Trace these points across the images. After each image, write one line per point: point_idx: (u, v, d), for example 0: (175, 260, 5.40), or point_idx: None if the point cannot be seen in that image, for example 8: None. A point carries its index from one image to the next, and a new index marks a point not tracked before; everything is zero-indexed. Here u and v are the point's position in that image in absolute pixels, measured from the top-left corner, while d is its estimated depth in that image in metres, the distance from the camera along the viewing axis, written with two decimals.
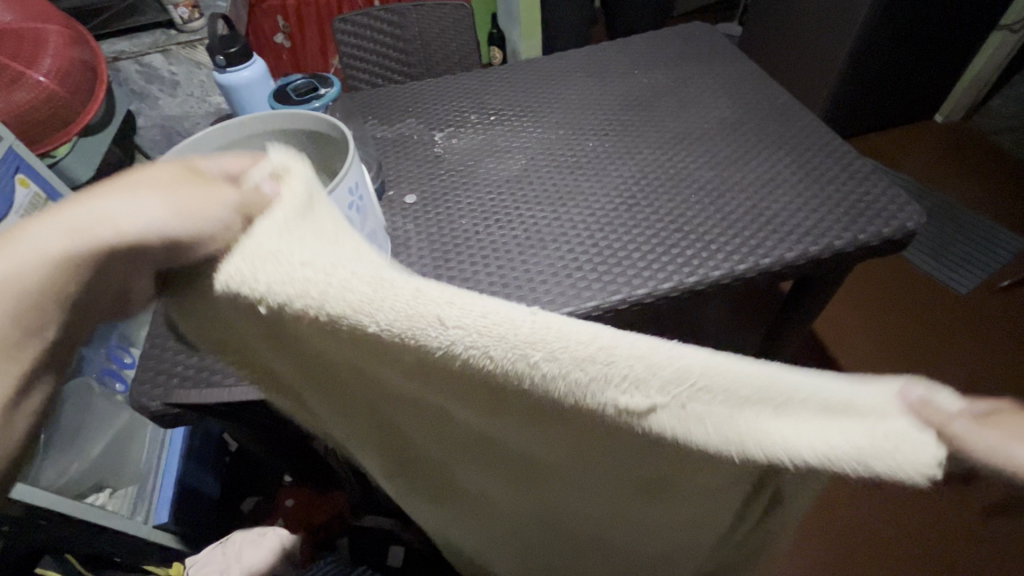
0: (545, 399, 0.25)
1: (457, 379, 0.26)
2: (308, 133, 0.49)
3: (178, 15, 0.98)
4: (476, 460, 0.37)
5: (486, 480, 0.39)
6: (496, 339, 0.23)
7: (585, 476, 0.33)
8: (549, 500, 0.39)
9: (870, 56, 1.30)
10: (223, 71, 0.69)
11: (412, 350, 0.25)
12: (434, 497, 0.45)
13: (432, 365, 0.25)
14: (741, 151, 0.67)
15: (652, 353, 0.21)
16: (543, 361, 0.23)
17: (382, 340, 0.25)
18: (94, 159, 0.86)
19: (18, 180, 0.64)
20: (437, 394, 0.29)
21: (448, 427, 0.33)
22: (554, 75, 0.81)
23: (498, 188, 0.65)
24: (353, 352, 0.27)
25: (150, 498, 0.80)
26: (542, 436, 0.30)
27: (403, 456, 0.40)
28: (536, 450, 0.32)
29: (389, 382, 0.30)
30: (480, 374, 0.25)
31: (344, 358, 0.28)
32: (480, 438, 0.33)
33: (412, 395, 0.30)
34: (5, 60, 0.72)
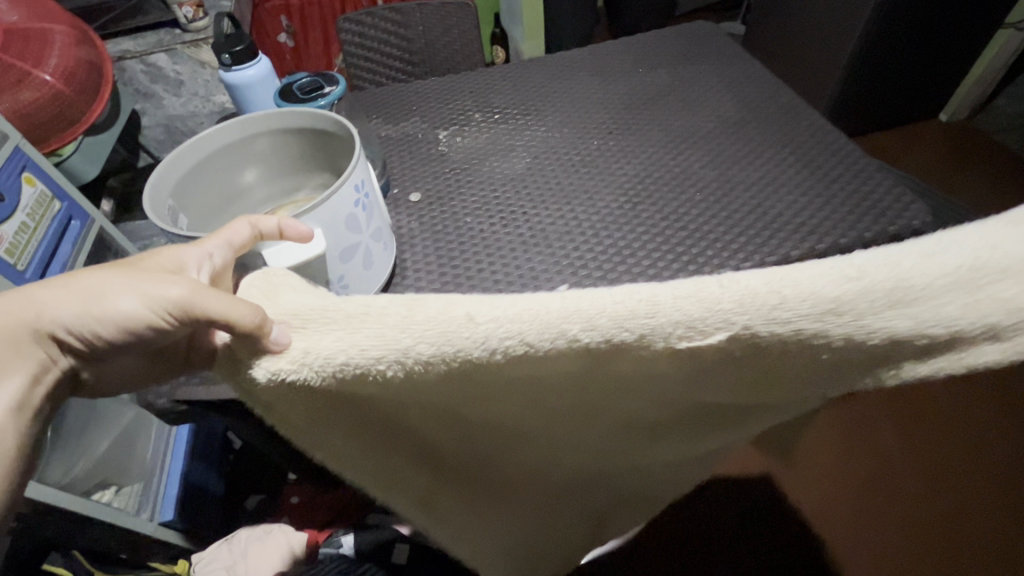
0: (577, 361, 0.28)
1: (501, 369, 0.29)
2: (312, 132, 0.50)
3: (182, 14, 0.98)
4: (500, 442, 0.40)
5: (520, 458, 0.42)
6: (538, 326, 0.26)
7: (612, 419, 0.37)
8: (578, 454, 0.42)
9: (875, 55, 1.30)
10: (229, 70, 0.69)
11: (452, 345, 0.27)
12: (471, 507, 0.47)
13: (462, 368, 0.28)
14: (746, 149, 0.67)
15: (695, 287, 0.26)
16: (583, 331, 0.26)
17: (437, 353, 0.27)
18: (98, 158, 0.86)
19: (25, 179, 0.65)
20: (469, 391, 0.31)
21: (473, 421, 0.36)
22: (558, 74, 0.81)
23: (503, 187, 0.65)
24: (402, 383, 0.29)
25: (156, 496, 0.80)
26: (572, 395, 0.33)
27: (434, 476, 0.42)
28: (565, 411, 0.35)
29: (436, 396, 0.31)
30: (522, 360, 0.28)
31: (387, 387, 0.30)
32: (507, 418, 0.36)
33: (442, 399, 0.33)
34: (11, 60, 0.72)
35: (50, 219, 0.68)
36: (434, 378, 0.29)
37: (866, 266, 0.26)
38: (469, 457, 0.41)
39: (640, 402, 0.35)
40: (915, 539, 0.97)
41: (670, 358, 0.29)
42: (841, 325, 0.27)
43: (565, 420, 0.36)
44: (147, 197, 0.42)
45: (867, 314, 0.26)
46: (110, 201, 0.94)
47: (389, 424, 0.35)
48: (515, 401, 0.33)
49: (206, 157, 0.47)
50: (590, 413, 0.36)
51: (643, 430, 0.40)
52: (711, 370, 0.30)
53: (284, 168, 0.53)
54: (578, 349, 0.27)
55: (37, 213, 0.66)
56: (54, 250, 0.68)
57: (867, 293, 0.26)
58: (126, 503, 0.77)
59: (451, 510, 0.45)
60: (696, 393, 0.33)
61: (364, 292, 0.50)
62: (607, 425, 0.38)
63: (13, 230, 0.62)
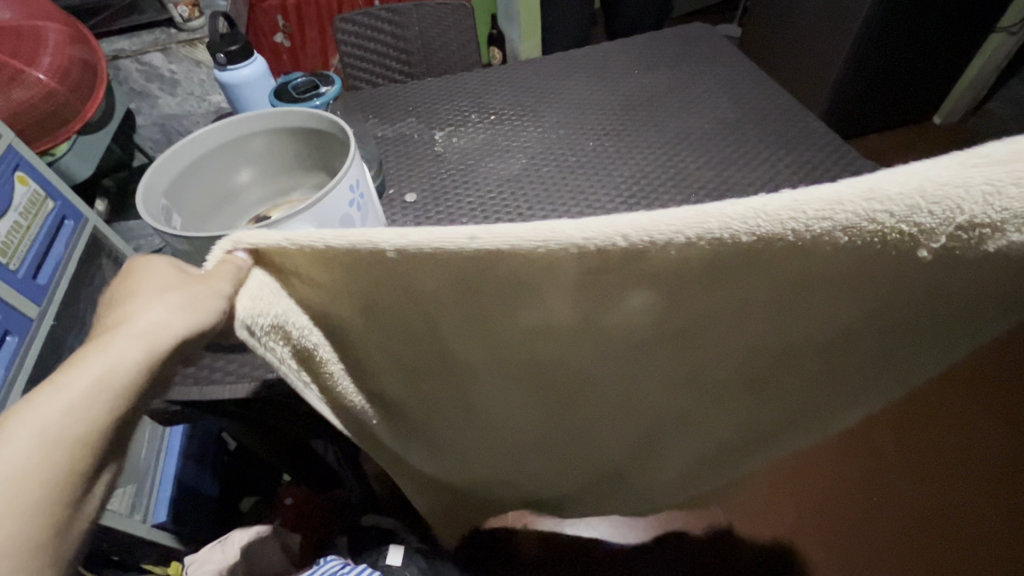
0: (568, 313, 0.31)
1: (474, 300, 0.30)
2: (307, 132, 0.49)
3: (178, 13, 0.98)
4: (492, 394, 0.42)
5: (502, 396, 0.42)
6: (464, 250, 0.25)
7: (604, 380, 0.39)
8: (564, 415, 0.45)
9: (869, 59, 1.31)
10: (224, 69, 0.69)
11: (392, 267, 0.28)
12: (458, 431, 0.49)
13: (416, 292, 0.30)
14: (741, 150, 0.67)
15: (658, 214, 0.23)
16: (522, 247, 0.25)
17: (362, 262, 0.28)
18: (93, 157, 0.86)
19: (18, 178, 0.64)
20: (465, 330, 0.34)
21: (469, 368, 0.39)
22: (555, 74, 0.81)
23: (499, 187, 0.65)
24: (361, 300, 0.32)
25: (149, 498, 0.79)
26: (562, 350, 0.35)
27: (431, 414, 0.46)
28: (553, 368, 0.38)
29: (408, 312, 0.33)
30: (459, 284, 0.29)
31: (365, 310, 0.33)
32: (502, 369, 0.39)
33: (434, 338, 0.35)
34: (5, 58, 0.71)
35: (42, 219, 0.67)
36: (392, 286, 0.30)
37: (831, 199, 0.22)
38: (465, 406, 0.45)
39: (629, 362, 0.37)
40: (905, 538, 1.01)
41: (651, 308, 0.30)
42: (790, 257, 0.25)
43: (556, 375, 0.39)
44: (140, 197, 0.42)
45: (774, 254, 0.25)
46: (103, 200, 0.93)
47: (388, 359, 0.38)
48: (500, 349, 0.36)
49: (199, 158, 0.47)
50: (582, 372, 0.39)
51: (622, 398, 0.42)
52: (695, 320, 0.31)
53: (279, 168, 0.52)
54: (531, 275, 0.27)
55: (29, 212, 0.65)
56: (46, 250, 0.67)
57: (826, 233, 0.23)
58: (119, 506, 0.74)
59: (444, 436, 0.50)
60: (669, 330, 0.32)
61: None
62: (595, 387, 0.41)
63: (6, 230, 0.62)
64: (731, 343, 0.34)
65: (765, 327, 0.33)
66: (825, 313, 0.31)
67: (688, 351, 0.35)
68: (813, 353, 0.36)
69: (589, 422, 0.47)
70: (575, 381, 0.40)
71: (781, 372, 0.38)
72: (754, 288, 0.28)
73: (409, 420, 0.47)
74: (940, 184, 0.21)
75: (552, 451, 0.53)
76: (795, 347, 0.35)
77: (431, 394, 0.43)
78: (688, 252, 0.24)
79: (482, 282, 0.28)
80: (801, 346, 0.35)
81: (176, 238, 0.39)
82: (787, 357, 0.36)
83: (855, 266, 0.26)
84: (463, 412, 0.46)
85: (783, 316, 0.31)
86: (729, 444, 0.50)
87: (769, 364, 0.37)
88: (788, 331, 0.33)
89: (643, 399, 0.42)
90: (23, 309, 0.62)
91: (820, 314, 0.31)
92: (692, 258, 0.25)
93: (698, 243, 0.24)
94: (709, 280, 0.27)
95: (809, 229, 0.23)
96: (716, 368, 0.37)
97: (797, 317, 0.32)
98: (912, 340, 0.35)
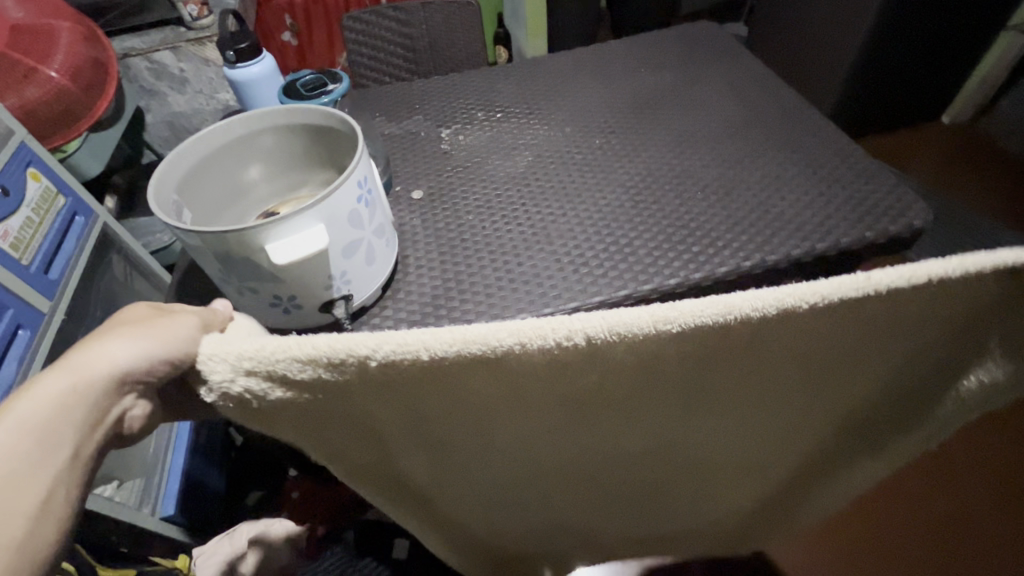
0: (551, 376, 0.30)
1: (520, 383, 0.31)
2: (314, 127, 0.50)
3: (188, 12, 0.99)
4: (516, 468, 0.43)
5: (478, 472, 0.43)
6: (529, 343, 0.27)
7: (686, 426, 0.40)
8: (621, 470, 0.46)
9: (878, 54, 1.29)
10: (233, 66, 0.70)
11: (370, 371, 0.27)
12: (462, 502, 0.48)
13: (402, 378, 0.28)
14: (748, 149, 0.67)
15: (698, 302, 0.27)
16: (561, 337, 0.27)
17: (336, 367, 0.26)
18: (104, 154, 0.88)
19: (30, 174, 0.65)
20: (519, 406, 0.34)
21: (531, 442, 0.39)
22: (561, 73, 0.81)
23: (505, 185, 0.66)
24: (392, 389, 0.29)
25: (158, 491, 0.80)
26: (688, 389, 0.35)
27: (472, 473, 0.43)
28: (675, 395, 0.35)
29: (391, 417, 0.33)
30: (438, 374, 0.28)
31: (331, 396, 0.29)
32: (556, 440, 0.39)
33: (443, 411, 0.33)
34: (17, 56, 0.72)
35: (53, 215, 0.68)
36: (379, 392, 0.29)
37: (835, 287, 0.27)
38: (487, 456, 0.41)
39: (721, 400, 0.37)
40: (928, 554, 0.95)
41: (676, 349, 0.29)
42: (776, 341, 0.31)
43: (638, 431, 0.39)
44: (152, 192, 0.42)
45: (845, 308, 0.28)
46: (113, 198, 0.96)
47: (398, 446, 0.37)
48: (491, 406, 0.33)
49: (209, 153, 0.48)
50: (551, 448, 0.40)
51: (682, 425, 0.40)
52: (716, 375, 0.33)
53: (288, 164, 0.53)
54: (569, 354, 0.28)
55: (41, 209, 0.66)
56: (55, 246, 0.68)
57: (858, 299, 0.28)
58: (127, 498, 0.75)
59: (434, 509, 0.49)
60: (669, 390, 0.34)
61: (366, 288, 0.51)
62: (666, 438, 0.42)
63: (19, 226, 0.62)
64: (700, 410, 0.38)
65: (874, 363, 0.36)
66: (936, 332, 0.34)
67: (763, 385, 0.36)
68: (806, 390, 0.38)
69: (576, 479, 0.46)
70: (551, 454, 0.41)
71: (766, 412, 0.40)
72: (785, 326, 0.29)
73: (428, 487, 0.45)
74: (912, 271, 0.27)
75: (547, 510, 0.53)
76: (767, 384, 0.36)
77: (416, 479, 0.43)
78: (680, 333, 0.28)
79: (484, 387, 0.31)
80: (780, 381, 0.36)
81: (188, 232, 0.40)
82: (761, 397, 0.38)
83: (820, 333, 0.31)
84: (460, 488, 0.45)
85: (877, 349, 0.34)
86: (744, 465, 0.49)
87: (747, 398, 0.38)
88: (890, 352, 0.35)
89: (622, 454, 0.43)
90: (35, 304, 0.62)
91: (916, 332, 0.33)
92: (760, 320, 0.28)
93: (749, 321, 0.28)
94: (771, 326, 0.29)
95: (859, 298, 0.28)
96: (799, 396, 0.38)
97: (897, 334, 0.33)
98: (884, 367, 0.37)
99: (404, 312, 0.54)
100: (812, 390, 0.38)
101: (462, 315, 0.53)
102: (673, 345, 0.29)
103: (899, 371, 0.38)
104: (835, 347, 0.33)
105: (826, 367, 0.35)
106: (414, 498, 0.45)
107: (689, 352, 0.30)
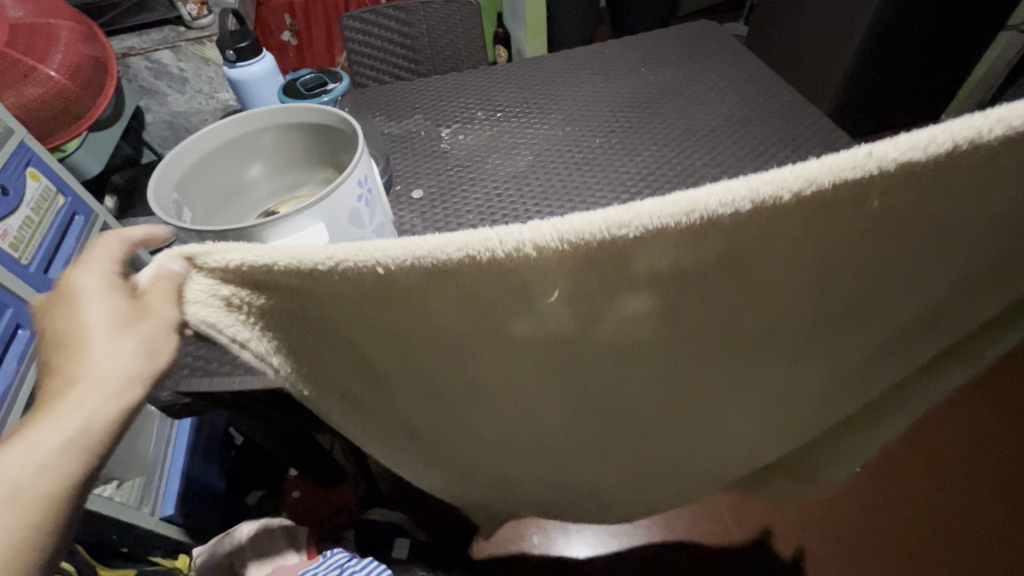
0: (553, 314, 0.29)
1: (511, 310, 0.28)
2: (311, 124, 0.50)
3: (187, 11, 0.99)
4: (523, 425, 0.43)
5: (484, 430, 0.43)
6: (493, 258, 0.24)
7: (684, 386, 0.40)
8: (621, 421, 0.44)
9: (878, 52, 1.29)
10: (233, 66, 0.70)
11: (346, 284, 0.25)
12: (476, 454, 0.48)
13: (390, 296, 0.26)
14: (749, 148, 0.67)
15: (666, 196, 0.23)
16: (523, 252, 0.24)
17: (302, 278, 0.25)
18: (103, 153, 0.88)
19: (30, 174, 0.65)
20: (515, 355, 0.33)
21: (519, 385, 0.36)
22: (561, 72, 0.81)
23: (504, 184, 0.66)
24: (366, 305, 0.27)
25: (158, 491, 0.80)
26: (685, 319, 0.32)
27: (478, 428, 0.43)
28: (680, 335, 0.33)
29: (398, 347, 0.32)
30: (419, 289, 0.26)
31: (333, 309, 0.28)
32: (554, 391, 0.38)
33: (452, 350, 0.32)
34: (17, 56, 0.72)
35: (53, 215, 0.68)
36: (377, 311, 0.28)
37: (832, 162, 0.23)
38: (493, 411, 0.40)
39: (720, 335, 0.35)
40: (932, 553, 0.94)
41: (661, 267, 0.26)
42: (781, 264, 0.29)
43: (636, 372, 0.37)
44: (152, 190, 0.42)
45: (856, 230, 0.28)
46: (112, 197, 0.96)
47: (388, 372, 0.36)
48: (493, 346, 0.31)
49: (210, 153, 0.48)
50: (558, 401, 0.40)
51: (686, 378, 0.39)
52: (712, 303, 0.31)
53: (288, 163, 0.53)
54: (530, 269, 0.25)
55: (41, 208, 0.66)
56: (54, 246, 0.68)
57: (864, 208, 0.26)
58: (126, 497, 0.76)
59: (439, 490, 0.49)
60: (675, 325, 0.32)
61: None
62: (661, 397, 0.41)
63: (18, 226, 0.62)
64: (705, 360, 0.37)
65: (884, 291, 0.35)
66: (958, 240, 0.32)
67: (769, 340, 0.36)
68: (803, 339, 0.38)
69: (586, 437, 0.46)
70: (562, 405, 0.40)
71: (771, 359, 0.40)
72: (789, 241, 0.27)
73: (440, 437, 0.45)
74: (929, 134, 0.23)
75: (557, 472, 0.53)
76: (777, 320, 0.35)
77: (419, 420, 0.43)
78: (675, 236, 0.24)
79: (476, 327, 0.29)
80: (787, 324, 0.35)
81: (188, 231, 0.40)
82: (769, 337, 0.36)
83: (846, 240, 0.28)
84: (471, 438, 0.45)
85: (897, 264, 0.32)
86: (751, 420, 0.49)
87: (754, 347, 0.37)
88: (894, 264, 0.33)
89: (633, 407, 0.42)
90: (35, 303, 0.62)
91: (921, 236, 0.30)
92: (761, 217, 0.24)
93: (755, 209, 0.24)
94: (784, 235, 0.26)
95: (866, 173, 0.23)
96: (799, 324, 0.36)
97: (903, 240, 0.30)
98: (891, 298, 0.36)
99: None
100: (813, 336, 0.38)
101: None
102: (667, 248, 0.25)
103: (911, 299, 0.37)
104: (854, 263, 0.31)
105: (846, 281, 0.32)
106: (421, 441, 0.46)
107: (689, 270, 0.27)
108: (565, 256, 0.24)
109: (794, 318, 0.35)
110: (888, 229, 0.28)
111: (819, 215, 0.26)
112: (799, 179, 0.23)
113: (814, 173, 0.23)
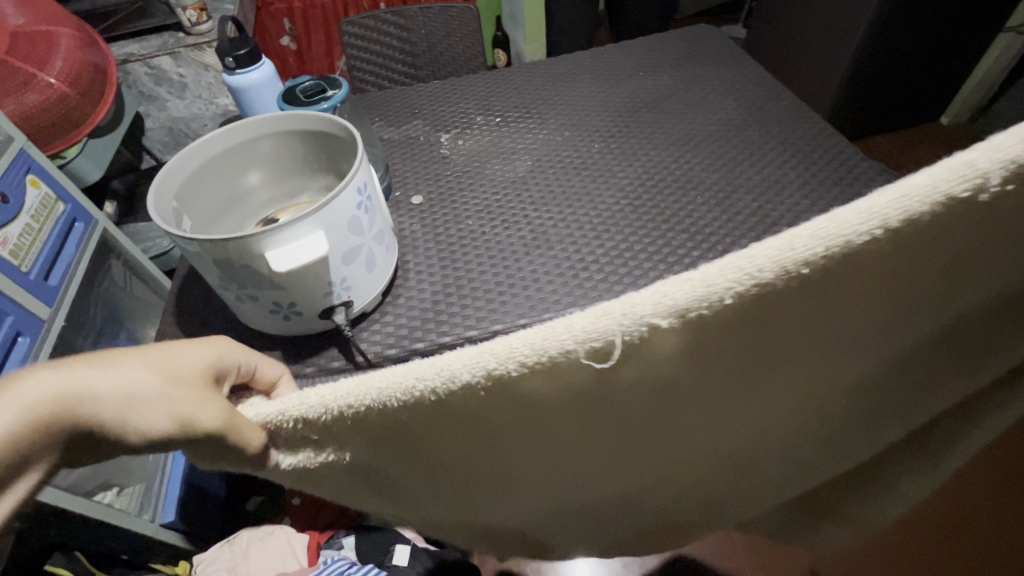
0: (566, 400, 0.23)
1: (528, 407, 0.23)
2: (310, 130, 0.50)
3: (186, 18, 0.98)
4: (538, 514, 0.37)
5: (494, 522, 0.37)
6: (513, 363, 0.20)
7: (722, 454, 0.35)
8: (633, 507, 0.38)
9: (876, 55, 1.29)
10: (232, 72, 0.70)
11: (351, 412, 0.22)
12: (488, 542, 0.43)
13: (394, 416, 0.23)
14: (747, 150, 0.67)
15: (712, 268, 0.19)
16: (544, 347, 0.20)
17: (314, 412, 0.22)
18: (101, 159, 0.88)
19: (29, 181, 0.65)
20: (531, 445, 0.27)
21: (538, 473, 0.31)
22: (560, 77, 0.81)
23: (504, 189, 0.66)
24: (369, 433, 0.24)
25: (159, 496, 0.79)
26: (715, 400, 0.28)
27: (492, 520, 0.38)
28: (716, 407, 0.29)
29: (406, 466, 0.28)
30: (428, 405, 0.22)
31: (332, 442, 0.25)
32: (577, 479, 0.32)
33: (459, 451, 0.27)
34: (17, 63, 0.72)
35: (53, 222, 0.68)
36: (384, 437, 0.24)
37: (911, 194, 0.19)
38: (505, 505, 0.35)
39: (758, 401, 0.30)
40: None
41: (693, 336, 0.21)
42: (840, 326, 0.25)
43: (645, 462, 0.32)
44: (152, 196, 0.43)
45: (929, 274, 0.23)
46: (112, 202, 0.96)
47: (358, 488, 0.31)
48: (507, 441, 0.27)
49: (208, 160, 0.48)
50: (579, 489, 0.34)
51: (726, 449, 0.34)
52: (758, 369, 0.26)
53: (289, 171, 0.53)
54: (561, 354, 0.20)
55: (40, 215, 0.66)
56: (53, 254, 0.67)
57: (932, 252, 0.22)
58: (126, 504, 0.75)
59: None
60: (716, 403, 0.28)
61: (366, 294, 0.51)
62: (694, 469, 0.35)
63: (18, 233, 0.62)
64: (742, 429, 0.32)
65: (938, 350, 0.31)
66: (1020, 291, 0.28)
67: (810, 397, 0.31)
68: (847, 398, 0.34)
69: (613, 518, 0.40)
70: (585, 491, 0.34)
71: (816, 421, 0.35)
72: (850, 295, 0.23)
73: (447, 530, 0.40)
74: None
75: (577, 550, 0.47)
76: (827, 388, 0.31)
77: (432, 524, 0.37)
78: (726, 304, 0.20)
79: (489, 421, 0.24)
80: (836, 387, 0.31)
81: (186, 238, 0.40)
82: (818, 399, 0.32)
83: (914, 294, 0.24)
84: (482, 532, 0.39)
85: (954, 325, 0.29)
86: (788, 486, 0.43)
87: (804, 408, 0.32)
88: None
89: (665, 485, 0.36)
90: (35, 310, 0.62)
91: (990, 292, 0.26)
92: (822, 278, 0.21)
93: (827, 256, 0.19)
94: (847, 293, 0.22)
95: (960, 196, 0.19)
96: (849, 383, 0.31)
97: (971, 294, 0.26)
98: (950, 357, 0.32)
99: (403, 318, 0.53)
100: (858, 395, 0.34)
101: (463, 321, 0.53)
102: (727, 312, 0.20)
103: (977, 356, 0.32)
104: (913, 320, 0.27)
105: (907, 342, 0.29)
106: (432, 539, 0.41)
107: (743, 338, 0.23)
108: (596, 354, 0.21)
109: (840, 385, 0.31)
110: (961, 285, 0.25)
111: (892, 269, 0.22)
112: (872, 221, 0.19)
113: (891, 206, 0.19)
